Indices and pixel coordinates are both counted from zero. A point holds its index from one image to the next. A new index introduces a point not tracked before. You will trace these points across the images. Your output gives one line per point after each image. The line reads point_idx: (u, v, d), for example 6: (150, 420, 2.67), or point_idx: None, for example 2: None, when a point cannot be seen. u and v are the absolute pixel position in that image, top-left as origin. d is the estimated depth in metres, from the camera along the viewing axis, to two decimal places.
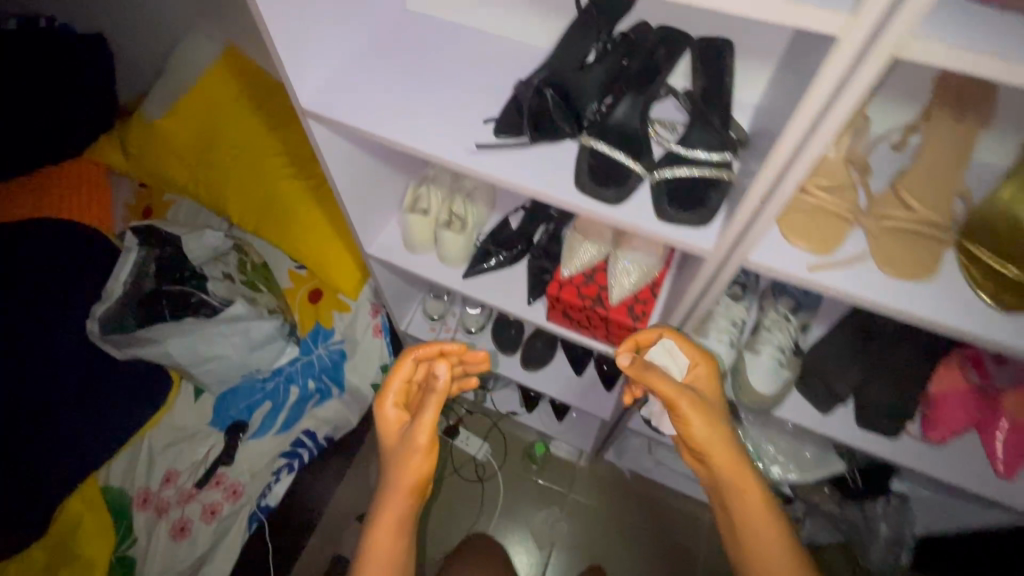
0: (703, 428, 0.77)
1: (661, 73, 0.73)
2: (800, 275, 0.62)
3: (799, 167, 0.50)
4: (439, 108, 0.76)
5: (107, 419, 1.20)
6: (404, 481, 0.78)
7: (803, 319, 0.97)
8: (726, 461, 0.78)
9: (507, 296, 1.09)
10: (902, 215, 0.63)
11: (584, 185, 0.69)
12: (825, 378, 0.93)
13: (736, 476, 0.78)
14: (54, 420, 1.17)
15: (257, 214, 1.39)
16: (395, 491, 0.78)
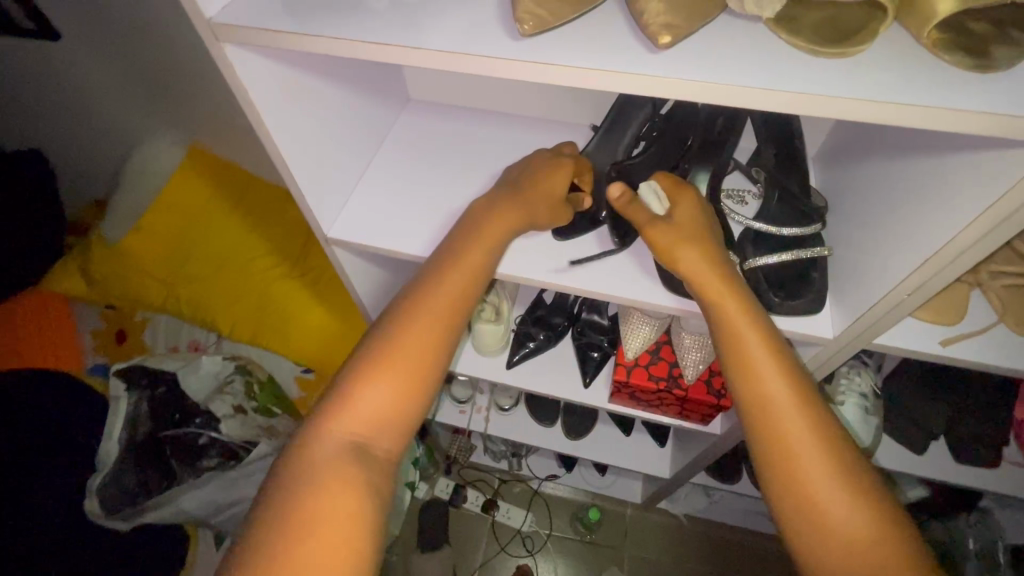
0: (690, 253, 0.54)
1: (727, 146, 0.67)
2: (937, 353, 0.57)
3: (964, 264, 0.45)
4: None
5: None
6: (443, 293, 0.54)
7: (876, 360, 0.93)
8: (721, 293, 0.53)
9: (559, 379, 1.00)
10: (1016, 270, 0.59)
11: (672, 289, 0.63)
12: (911, 416, 0.90)
13: (742, 312, 0.52)
14: None
15: (251, 323, 1.23)
16: (426, 297, 0.53)
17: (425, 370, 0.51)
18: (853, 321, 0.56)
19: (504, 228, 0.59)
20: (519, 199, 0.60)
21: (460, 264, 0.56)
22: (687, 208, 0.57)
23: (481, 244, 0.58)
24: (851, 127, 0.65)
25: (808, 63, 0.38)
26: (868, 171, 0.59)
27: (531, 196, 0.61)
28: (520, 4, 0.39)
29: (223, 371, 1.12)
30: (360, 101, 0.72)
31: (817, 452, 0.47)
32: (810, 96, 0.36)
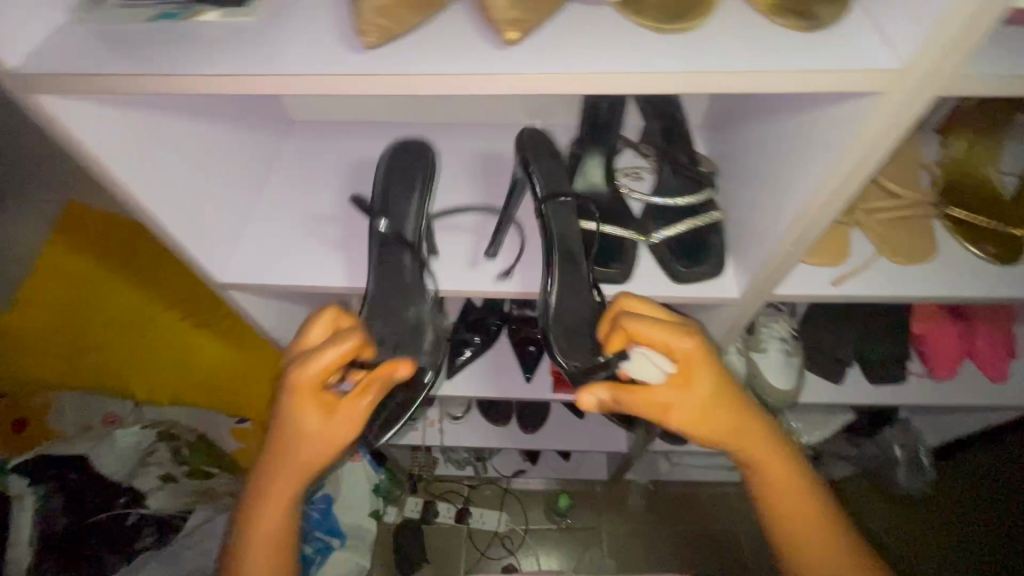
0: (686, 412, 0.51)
1: (614, 126, 0.68)
2: (831, 292, 0.61)
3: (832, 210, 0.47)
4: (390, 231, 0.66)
5: None
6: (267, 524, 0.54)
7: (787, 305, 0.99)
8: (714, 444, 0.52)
9: (500, 380, 1.00)
10: (887, 204, 0.64)
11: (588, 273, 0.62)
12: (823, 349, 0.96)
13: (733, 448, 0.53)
14: None
15: (169, 385, 1.14)
16: (272, 497, 0.54)
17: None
18: (753, 279, 0.58)
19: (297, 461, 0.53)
20: (293, 425, 0.52)
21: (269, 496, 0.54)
22: (688, 368, 0.50)
23: (283, 476, 0.54)
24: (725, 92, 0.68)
25: (657, 40, 0.38)
26: (745, 133, 0.62)
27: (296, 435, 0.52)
28: (360, 15, 0.37)
29: (144, 440, 1.04)
30: (229, 135, 0.68)
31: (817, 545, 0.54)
32: (663, 72, 0.36)
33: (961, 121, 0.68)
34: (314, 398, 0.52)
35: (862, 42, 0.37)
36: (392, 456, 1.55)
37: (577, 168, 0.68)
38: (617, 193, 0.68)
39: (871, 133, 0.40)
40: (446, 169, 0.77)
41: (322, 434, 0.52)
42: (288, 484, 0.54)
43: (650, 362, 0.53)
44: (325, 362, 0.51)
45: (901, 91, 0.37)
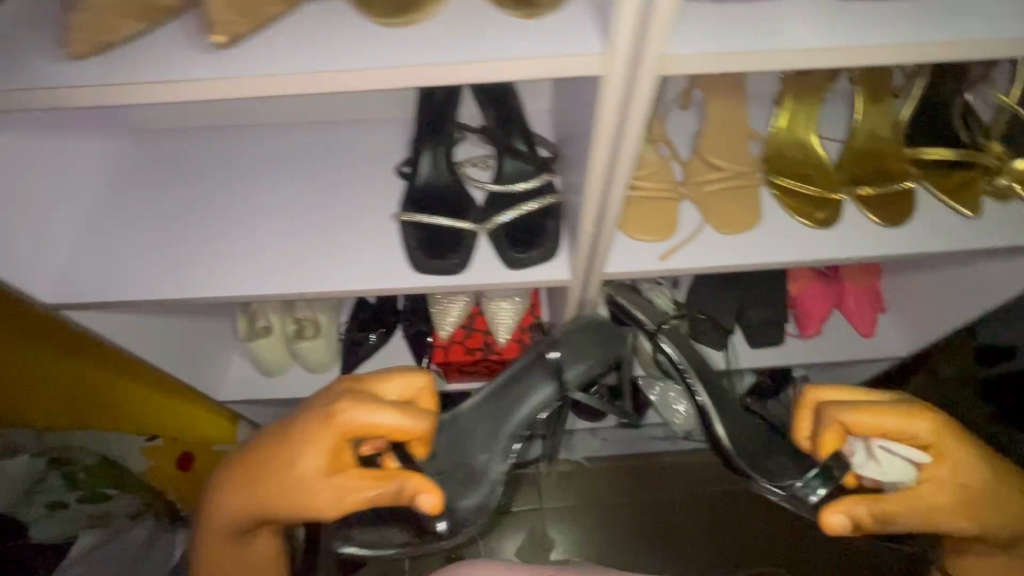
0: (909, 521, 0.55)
1: (447, 118, 0.69)
2: (658, 266, 0.63)
3: (615, 192, 0.48)
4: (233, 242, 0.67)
5: None
6: (217, 533, 0.56)
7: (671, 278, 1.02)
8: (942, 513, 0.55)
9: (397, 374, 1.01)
10: (714, 175, 0.66)
11: (424, 266, 0.62)
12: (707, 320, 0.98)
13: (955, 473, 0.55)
14: None
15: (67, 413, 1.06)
16: (230, 506, 0.55)
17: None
18: (576, 260, 0.60)
19: (266, 492, 0.53)
20: (281, 457, 0.53)
21: (223, 513, 0.56)
22: (928, 433, 0.55)
23: (242, 497, 0.54)
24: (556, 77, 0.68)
25: (381, 34, 0.38)
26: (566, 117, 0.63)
27: (291, 489, 0.52)
28: (76, 27, 0.39)
29: (34, 469, 0.95)
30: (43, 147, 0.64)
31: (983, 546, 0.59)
32: (379, 68, 0.37)
33: (784, 91, 0.70)
34: (313, 454, 0.52)
35: (576, 23, 0.37)
36: None
37: (416, 162, 0.68)
38: (460, 184, 0.69)
39: (616, 119, 0.41)
40: (292, 160, 0.73)
41: (301, 494, 0.52)
42: (240, 504, 0.55)
43: (895, 455, 0.56)
44: (332, 424, 0.52)
45: (616, 72, 0.37)
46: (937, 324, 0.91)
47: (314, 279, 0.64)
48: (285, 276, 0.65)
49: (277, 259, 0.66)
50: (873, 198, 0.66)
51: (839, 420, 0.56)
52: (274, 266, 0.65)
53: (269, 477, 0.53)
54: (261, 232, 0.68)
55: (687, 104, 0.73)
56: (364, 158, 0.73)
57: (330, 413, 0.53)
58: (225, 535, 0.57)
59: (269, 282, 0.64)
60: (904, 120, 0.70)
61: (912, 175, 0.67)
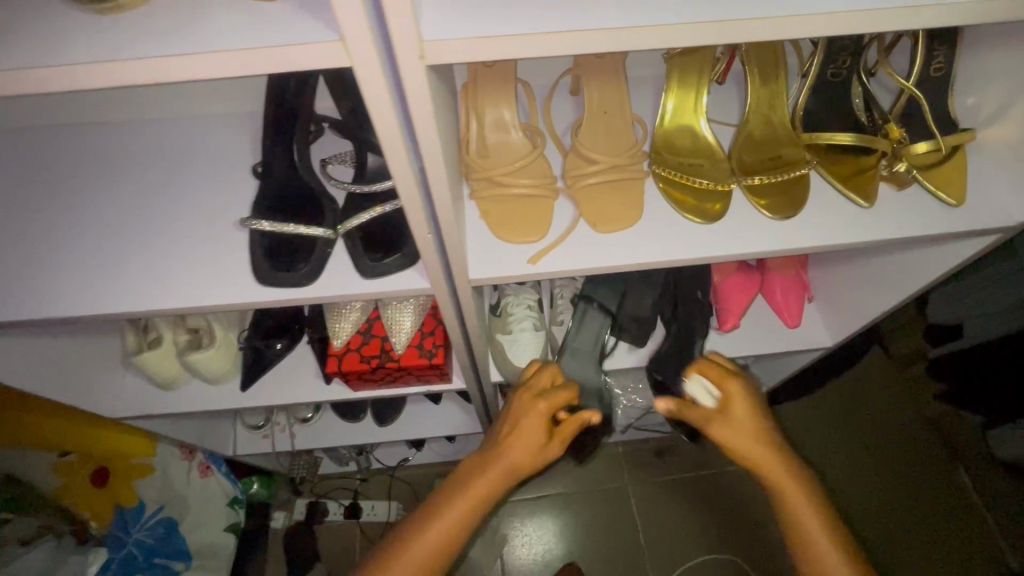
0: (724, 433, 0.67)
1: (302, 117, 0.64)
2: (526, 272, 0.57)
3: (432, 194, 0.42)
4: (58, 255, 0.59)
5: None
6: (426, 540, 0.64)
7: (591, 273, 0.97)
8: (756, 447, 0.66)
9: (303, 384, 0.95)
10: (593, 167, 0.61)
11: (267, 279, 0.56)
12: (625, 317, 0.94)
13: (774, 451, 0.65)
14: None
15: None
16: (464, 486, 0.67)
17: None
18: (427, 270, 0.54)
19: (526, 441, 0.70)
20: (522, 430, 0.72)
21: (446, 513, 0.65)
22: (739, 391, 0.71)
23: (467, 495, 0.66)
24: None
25: (93, 31, 0.33)
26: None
27: (524, 427, 0.72)
28: None
29: None
30: None
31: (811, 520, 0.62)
32: (80, 69, 0.32)
33: (668, 77, 0.65)
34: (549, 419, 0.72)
35: (314, 15, 0.32)
36: (263, 464, 1.49)
37: (263, 164, 0.62)
38: (316, 186, 0.63)
39: (394, 112, 0.35)
40: (138, 163, 0.66)
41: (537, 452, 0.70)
42: (495, 470, 0.68)
43: (703, 390, 0.74)
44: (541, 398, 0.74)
45: (361, 65, 0.31)
46: (859, 314, 0.87)
47: (146, 292, 0.57)
48: (115, 289, 0.57)
49: (108, 269, 0.58)
50: (765, 188, 0.61)
51: (699, 372, 0.75)
52: (105, 278, 0.57)
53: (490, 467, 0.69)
54: (94, 240, 0.60)
55: (572, 89, 0.66)
56: (218, 160, 0.66)
57: (540, 395, 0.75)
58: (448, 534, 0.64)
59: (97, 297, 0.56)
60: (798, 105, 0.65)
61: (805, 163, 0.62)
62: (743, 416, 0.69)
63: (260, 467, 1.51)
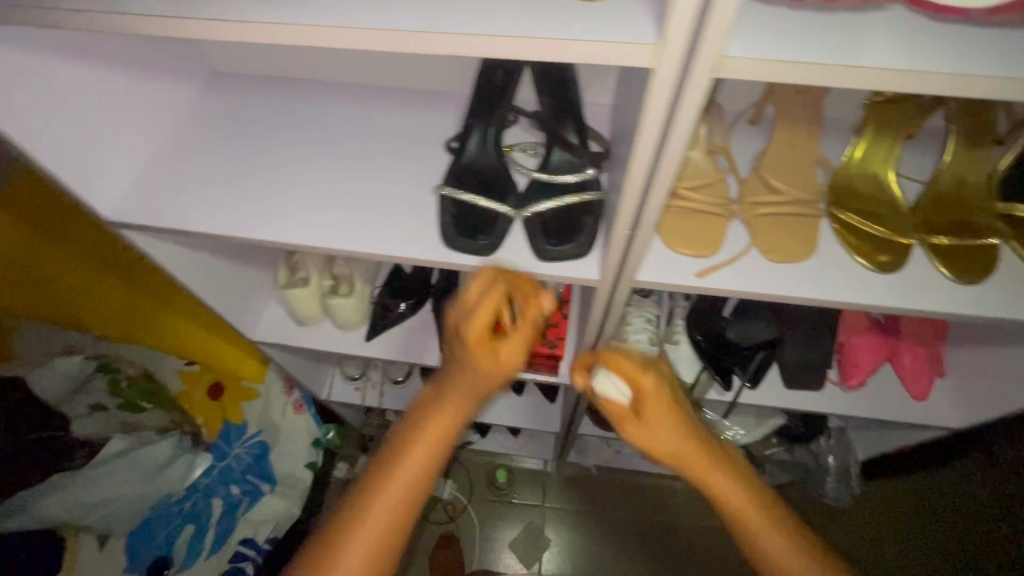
0: (663, 437, 0.62)
1: (500, 104, 0.69)
2: (692, 283, 0.60)
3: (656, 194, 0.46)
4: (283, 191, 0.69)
5: None
6: (393, 492, 0.56)
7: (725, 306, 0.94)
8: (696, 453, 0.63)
9: (421, 348, 1.02)
10: (770, 199, 0.62)
11: (454, 243, 0.62)
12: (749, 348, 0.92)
13: (723, 476, 0.62)
14: None
15: (126, 324, 1.23)
16: (435, 407, 0.60)
17: (385, 544, 0.55)
18: (609, 262, 0.57)
19: (474, 371, 0.60)
20: (471, 373, 0.60)
21: (398, 467, 0.57)
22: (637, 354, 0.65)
23: (422, 439, 0.59)
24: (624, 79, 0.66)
25: (435, 4, 0.38)
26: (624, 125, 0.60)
27: (499, 348, 0.60)
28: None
29: (84, 370, 1.10)
30: (128, 77, 0.68)
31: (755, 519, 0.60)
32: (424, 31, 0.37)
33: (865, 123, 0.65)
34: (496, 359, 0.60)
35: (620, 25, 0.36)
36: (344, 415, 1.60)
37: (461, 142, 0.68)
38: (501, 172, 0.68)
39: (661, 118, 0.39)
40: (349, 121, 0.75)
41: (496, 371, 0.60)
42: (454, 403, 0.60)
43: (613, 385, 0.63)
44: (496, 300, 0.57)
45: (668, 67, 0.35)
46: (1002, 399, 0.82)
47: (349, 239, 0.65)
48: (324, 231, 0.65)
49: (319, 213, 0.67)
50: (950, 249, 0.60)
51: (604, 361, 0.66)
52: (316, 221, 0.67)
53: (439, 409, 0.60)
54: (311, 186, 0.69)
55: (758, 118, 0.68)
56: (418, 132, 0.73)
57: (506, 303, 0.59)
58: (416, 473, 0.57)
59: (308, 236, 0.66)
60: (999, 171, 0.63)
61: (1000, 232, 0.60)
62: (660, 406, 0.63)
63: (341, 417, 1.62)
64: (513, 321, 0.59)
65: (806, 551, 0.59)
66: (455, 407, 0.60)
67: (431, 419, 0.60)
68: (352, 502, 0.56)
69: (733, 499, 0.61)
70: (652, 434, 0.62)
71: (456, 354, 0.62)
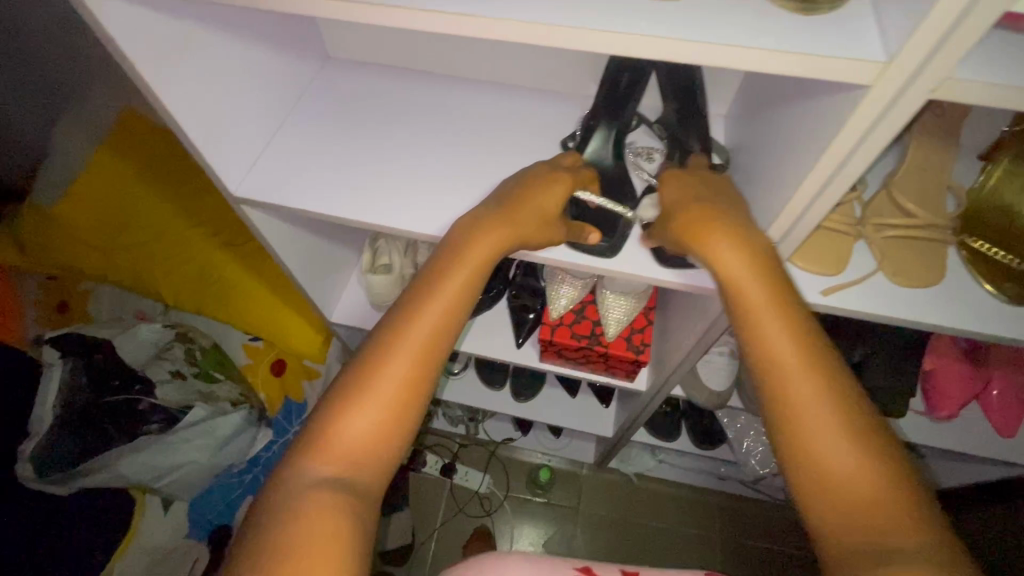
0: (732, 259, 0.51)
1: (629, 109, 0.71)
2: (815, 301, 0.59)
3: (827, 200, 0.47)
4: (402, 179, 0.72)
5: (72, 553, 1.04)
6: (398, 359, 0.51)
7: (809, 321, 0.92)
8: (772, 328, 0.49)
9: (494, 343, 1.00)
10: (899, 220, 0.61)
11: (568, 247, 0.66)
12: None
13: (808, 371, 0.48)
14: None
15: (195, 292, 1.27)
16: (455, 268, 0.55)
17: (405, 410, 0.51)
18: None
19: (521, 222, 0.59)
20: (498, 230, 0.57)
21: (405, 334, 0.52)
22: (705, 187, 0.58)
23: (430, 310, 0.53)
24: (746, 93, 0.68)
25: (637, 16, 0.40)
26: (750, 139, 0.62)
27: (522, 206, 0.59)
28: None
29: (163, 338, 1.13)
30: (266, 59, 0.72)
31: (819, 405, 0.47)
32: (631, 36, 0.40)
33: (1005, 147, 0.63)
34: (711, 216, 0.54)
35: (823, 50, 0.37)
36: None
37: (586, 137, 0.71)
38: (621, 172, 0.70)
39: (869, 125, 0.40)
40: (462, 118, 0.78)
41: (536, 231, 0.60)
42: (484, 248, 0.57)
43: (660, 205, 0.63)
44: (559, 179, 0.62)
45: (885, 87, 0.37)
46: None
47: None
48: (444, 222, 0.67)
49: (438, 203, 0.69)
50: None
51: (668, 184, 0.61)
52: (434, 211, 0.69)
53: (439, 275, 0.55)
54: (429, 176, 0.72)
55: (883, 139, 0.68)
56: (532, 133, 0.77)
57: (545, 176, 0.62)
58: (433, 330, 0.53)
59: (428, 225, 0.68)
60: None
61: None
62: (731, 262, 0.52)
63: None
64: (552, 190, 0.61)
65: (885, 465, 0.45)
66: (481, 261, 0.56)
67: (452, 271, 0.55)
68: (359, 367, 0.52)
69: (801, 388, 0.47)
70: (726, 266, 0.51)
71: (479, 216, 0.59)
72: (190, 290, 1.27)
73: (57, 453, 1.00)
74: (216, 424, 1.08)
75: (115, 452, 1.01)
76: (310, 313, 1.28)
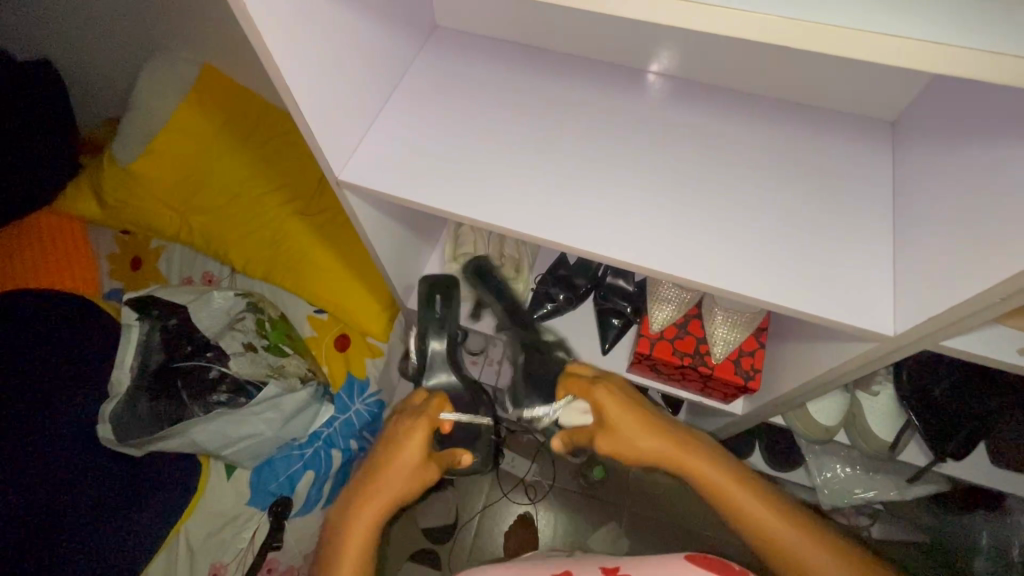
0: (653, 441, 0.76)
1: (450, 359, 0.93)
2: (1013, 361, 0.51)
3: None
4: (518, 172, 0.65)
5: (142, 511, 1.06)
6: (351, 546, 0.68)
7: (964, 366, 0.76)
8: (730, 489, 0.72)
9: (579, 346, 0.94)
10: None
11: (708, 265, 0.59)
12: (976, 428, 0.77)
13: (779, 522, 0.69)
14: (84, 523, 1.03)
15: (265, 257, 1.24)
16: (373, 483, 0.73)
17: None
18: (919, 321, 0.50)
19: (402, 454, 0.75)
20: (384, 474, 0.74)
21: (358, 523, 0.70)
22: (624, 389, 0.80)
23: (368, 508, 0.71)
24: (941, 103, 0.57)
25: None
26: (950, 162, 0.52)
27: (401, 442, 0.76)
28: None
29: (234, 307, 1.12)
30: (382, 23, 0.65)
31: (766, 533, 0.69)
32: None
33: None
34: (622, 412, 0.77)
35: None
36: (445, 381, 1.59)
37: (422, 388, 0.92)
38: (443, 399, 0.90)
39: None
40: (583, 105, 0.70)
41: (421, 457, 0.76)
42: (385, 474, 0.74)
43: (576, 413, 0.83)
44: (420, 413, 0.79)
45: None
46: None
47: (591, 238, 0.61)
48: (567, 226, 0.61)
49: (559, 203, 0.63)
50: None
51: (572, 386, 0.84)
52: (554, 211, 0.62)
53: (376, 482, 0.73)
54: (549, 172, 0.65)
55: None
56: (665, 127, 0.68)
57: (412, 412, 0.81)
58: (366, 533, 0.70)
59: (547, 228, 0.62)
60: None
61: None
62: (663, 443, 0.76)
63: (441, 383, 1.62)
64: (417, 422, 0.78)
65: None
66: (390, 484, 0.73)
67: (378, 482, 0.73)
68: (332, 548, 0.69)
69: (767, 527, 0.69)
70: (646, 439, 0.75)
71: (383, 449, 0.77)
72: (260, 257, 1.25)
73: (135, 414, 1.02)
74: (283, 399, 1.06)
75: (187, 419, 1.01)
76: (380, 289, 1.24)
